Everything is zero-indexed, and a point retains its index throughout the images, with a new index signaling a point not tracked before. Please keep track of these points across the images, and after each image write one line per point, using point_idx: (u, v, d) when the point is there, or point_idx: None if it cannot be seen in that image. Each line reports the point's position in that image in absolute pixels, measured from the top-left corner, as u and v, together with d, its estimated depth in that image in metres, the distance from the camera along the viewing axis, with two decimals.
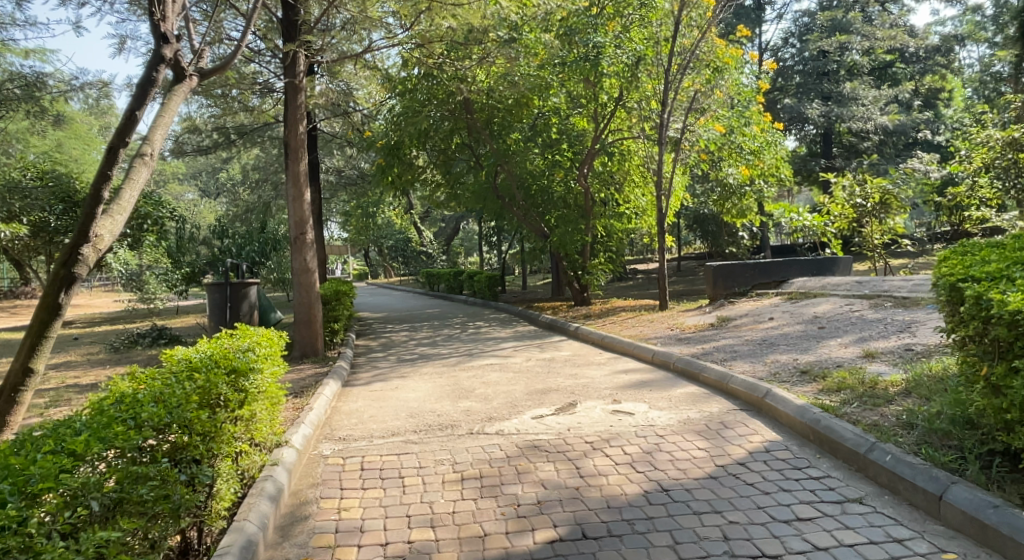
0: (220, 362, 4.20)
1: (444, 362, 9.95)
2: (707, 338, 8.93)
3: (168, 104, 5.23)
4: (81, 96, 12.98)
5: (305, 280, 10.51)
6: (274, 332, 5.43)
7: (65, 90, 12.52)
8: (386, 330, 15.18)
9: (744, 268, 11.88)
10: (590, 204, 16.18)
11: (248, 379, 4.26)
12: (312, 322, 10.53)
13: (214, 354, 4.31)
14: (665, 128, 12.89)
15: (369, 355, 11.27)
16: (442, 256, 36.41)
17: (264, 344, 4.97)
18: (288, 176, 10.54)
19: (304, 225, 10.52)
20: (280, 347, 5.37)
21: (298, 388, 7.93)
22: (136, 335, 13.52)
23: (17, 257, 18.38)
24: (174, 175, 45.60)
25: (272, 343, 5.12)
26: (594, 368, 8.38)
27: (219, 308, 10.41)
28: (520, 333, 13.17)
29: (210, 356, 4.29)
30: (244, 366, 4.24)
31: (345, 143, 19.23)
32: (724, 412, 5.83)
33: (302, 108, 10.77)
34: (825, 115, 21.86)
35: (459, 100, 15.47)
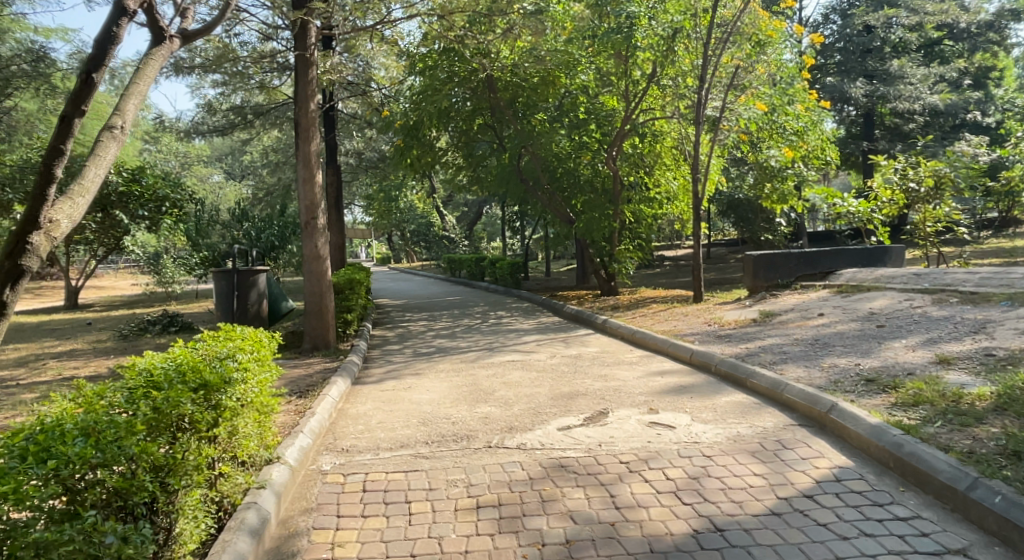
0: (186, 375, 3.52)
1: (464, 357, 9.27)
2: (751, 337, 8.12)
3: (144, 69, 4.61)
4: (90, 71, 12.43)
5: (316, 268, 9.82)
6: (262, 333, 4.73)
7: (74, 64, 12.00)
8: (404, 319, 14.53)
9: (788, 257, 11.03)
10: (620, 188, 15.33)
11: (223, 394, 3.59)
12: (323, 313, 9.86)
13: (182, 365, 3.59)
14: (703, 106, 12.03)
15: (384, 348, 10.62)
16: (464, 241, 35.74)
17: (248, 349, 4.27)
18: (298, 158, 9.87)
19: (315, 209, 9.83)
20: (269, 350, 4.68)
21: (303, 388, 7.28)
22: (146, 322, 12.83)
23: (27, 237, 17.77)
24: (198, 157, 45.36)
25: (259, 347, 4.43)
26: (626, 369, 7.62)
27: (226, 296, 9.74)
28: (544, 325, 12.44)
29: (178, 366, 3.57)
30: (217, 379, 3.55)
31: (365, 124, 18.57)
32: (780, 428, 5.05)
33: (314, 84, 10.05)
34: (869, 94, 20.80)
35: (482, 78, 14.71)
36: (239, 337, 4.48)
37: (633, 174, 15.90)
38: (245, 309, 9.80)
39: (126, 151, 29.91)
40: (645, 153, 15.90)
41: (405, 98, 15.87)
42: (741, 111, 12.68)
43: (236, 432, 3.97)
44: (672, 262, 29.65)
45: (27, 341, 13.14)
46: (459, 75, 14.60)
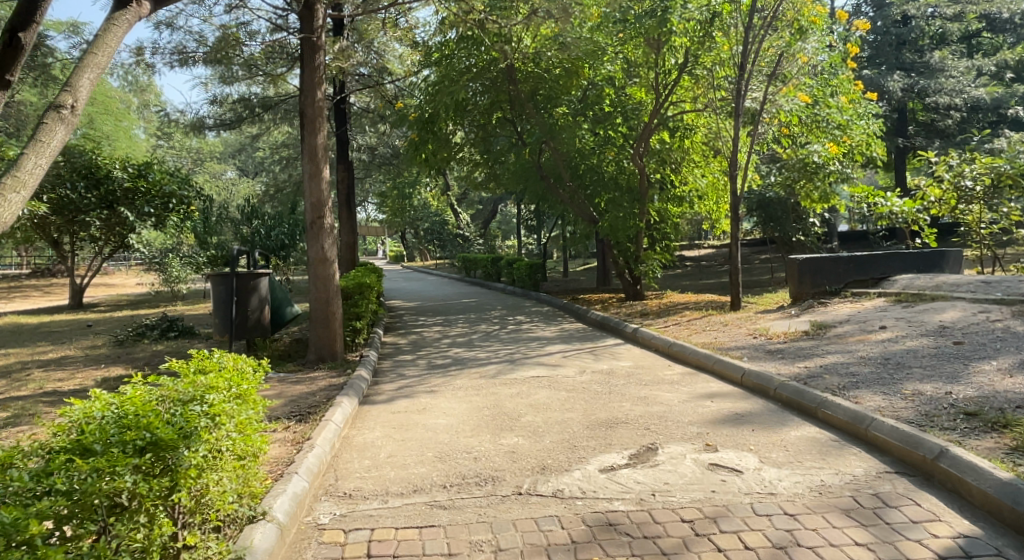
0: (130, 432, 2.75)
1: (483, 371, 8.43)
2: (807, 354, 7.21)
3: (102, 35, 3.85)
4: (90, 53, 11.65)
5: (322, 272, 8.99)
6: (243, 362, 3.90)
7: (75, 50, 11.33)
8: (418, 325, 13.71)
9: (836, 262, 10.11)
10: (646, 185, 14.42)
11: (185, 452, 2.81)
12: (330, 320, 9.02)
13: (127, 417, 2.82)
14: (742, 98, 11.12)
15: (396, 358, 9.80)
16: (479, 239, 34.97)
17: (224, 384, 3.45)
18: (304, 151, 9.05)
19: (322, 207, 8.99)
20: (254, 379, 3.85)
21: (305, 410, 6.45)
22: (144, 327, 12.04)
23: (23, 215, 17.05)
24: (211, 154, 44.81)
25: (237, 383, 3.60)
26: (667, 390, 6.73)
27: (224, 304, 8.92)
28: (568, 333, 11.58)
29: (121, 420, 2.81)
30: (172, 437, 2.77)
31: (379, 119, 17.81)
32: (874, 478, 4.16)
33: (321, 71, 9.20)
34: (908, 87, 19.87)
35: (503, 68, 13.90)
36: (213, 370, 3.64)
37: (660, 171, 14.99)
38: (246, 317, 9.00)
39: (135, 146, 29.29)
40: (675, 148, 14.92)
41: (419, 91, 15.01)
42: (784, 102, 11.67)
43: (203, 493, 3.13)
44: (693, 263, 28.70)
45: (18, 346, 12.38)
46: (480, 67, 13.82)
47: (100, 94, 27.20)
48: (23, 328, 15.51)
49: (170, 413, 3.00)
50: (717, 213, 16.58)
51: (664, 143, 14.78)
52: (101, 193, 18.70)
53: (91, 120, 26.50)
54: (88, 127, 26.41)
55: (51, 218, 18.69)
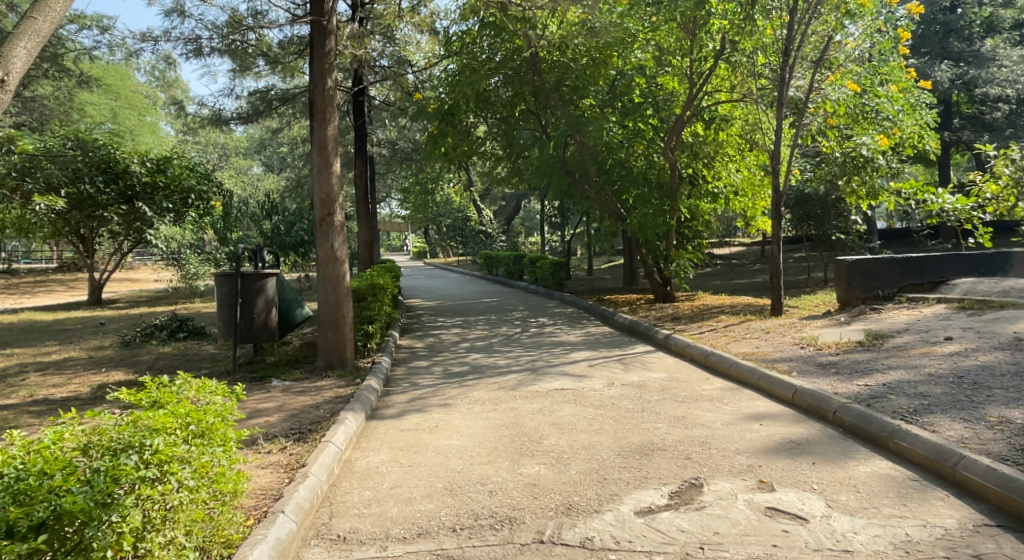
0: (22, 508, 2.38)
1: (502, 382, 7.77)
2: (865, 369, 6.46)
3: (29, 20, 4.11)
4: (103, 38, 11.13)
5: (333, 272, 8.38)
6: (208, 390, 3.48)
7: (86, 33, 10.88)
8: (436, 327, 13.08)
9: (888, 264, 9.38)
10: (678, 181, 13.70)
11: (94, 527, 2.45)
12: (340, 324, 8.39)
13: (23, 484, 2.47)
14: (786, 85, 10.34)
15: (410, 364, 9.17)
16: (501, 236, 34.31)
17: (175, 423, 2.99)
18: (313, 142, 8.45)
19: (332, 203, 8.40)
20: (222, 412, 3.39)
21: (305, 426, 5.83)
22: (152, 327, 11.34)
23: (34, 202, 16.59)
24: (235, 149, 44.57)
25: (196, 419, 3.12)
26: (708, 410, 6.00)
27: (229, 304, 8.37)
28: (594, 338, 10.88)
29: (18, 488, 2.45)
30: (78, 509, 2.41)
31: (400, 113, 17.24)
32: (973, 534, 3.45)
33: (332, 57, 8.57)
34: (957, 77, 18.92)
35: (527, 57, 13.23)
36: (169, 405, 3.17)
37: (692, 165, 14.20)
38: (251, 320, 8.39)
39: (159, 142, 29.02)
40: (707, 142, 13.99)
41: (441, 80, 14.37)
42: (831, 91, 11.01)
43: None
44: (722, 262, 27.79)
45: (24, 345, 11.89)
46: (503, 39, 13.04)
47: (123, 89, 26.95)
48: (35, 326, 15.12)
49: (89, 471, 2.61)
50: (754, 211, 15.78)
51: (698, 137, 13.97)
52: (120, 187, 18.35)
53: (115, 115, 26.26)
54: (112, 122, 26.15)
55: (70, 213, 18.41)
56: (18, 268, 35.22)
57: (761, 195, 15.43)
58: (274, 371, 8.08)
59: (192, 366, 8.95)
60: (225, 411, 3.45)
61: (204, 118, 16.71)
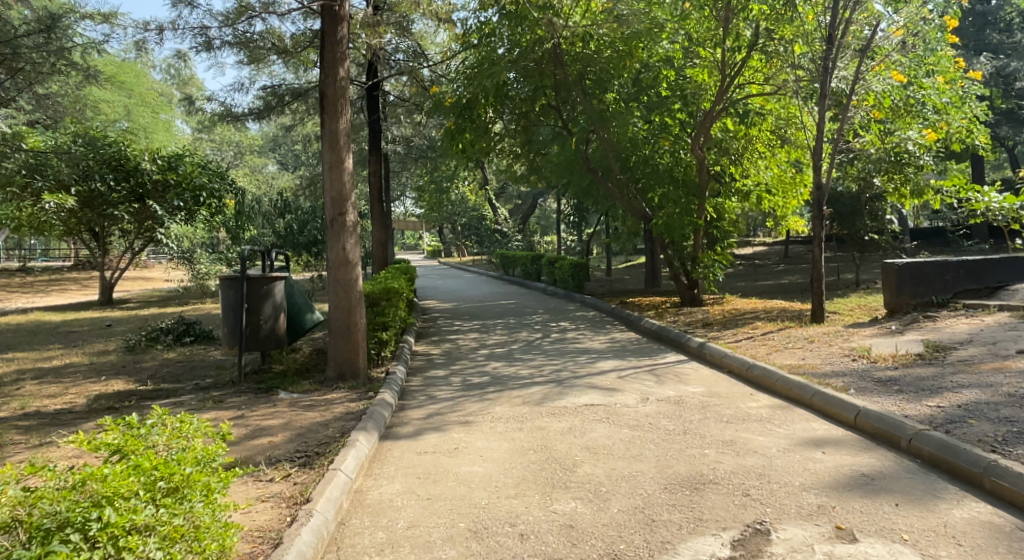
0: None
1: (526, 395, 7.20)
2: (932, 387, 5.86)
3: None
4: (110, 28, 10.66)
5: (343, 276, 7.82)
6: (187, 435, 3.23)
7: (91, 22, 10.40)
8: (453, 331, 12.51)
9: (939, 268, 8.86)
10: (706, 179, 13.08)
11: None
12: (353, 331, 7.81)
13: None
14: (829, 76, 9.78)
15: (427, 374, 8.63)
16: (517, 234, 33.69)
17: (132, 486, 2.70)
18: (323, 137, 7.88)
19: (344, 202, 7.85)
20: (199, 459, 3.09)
21: (312, 448, 5.27)
22: (157, 330, 10.78)
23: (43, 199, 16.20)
24: (250, 147, 44.19)
25: (163, 475, 2.81)
26: (759, 434, 5.40)
27: (233, 310, 7.70)
28: (620, 345, 10.28)
29: None
30: None
31: (417, 110, 16.72)
32: None
33: (344, 45, 8.01)
34: (998, 69, 18.28)
35: (549, 49, 12.59)
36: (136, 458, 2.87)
37: (721, 162, 13.74)
38: (256, 326, 7.77)
39: (173, 139, 28.63)
40: (738, 137, 13.71)
41: (459, 73, 13.78)
42: (875, 82, 10.56)
43: None
44: (745, 263, 27.08)
45: (25, 348, 11.39)
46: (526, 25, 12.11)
47: (137, 85, 26.57)
48: (42, 327, 14.67)
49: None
50: (785, 209, 15.29)
51: (727, 132, 13.60)
52: (131, 185, 17.94)
53: (129, 112, 25.87)
54: (127, 119, 25.80)
55: (80, 211, 17.99)
56: (32, 265, 34.95)
57: (792, 194, 14.83)
58: (281, 381, 7.51)
59: (196, 374, 8.41)
60: (201, 458, 3.14)
61: (215, 114, 16.23)
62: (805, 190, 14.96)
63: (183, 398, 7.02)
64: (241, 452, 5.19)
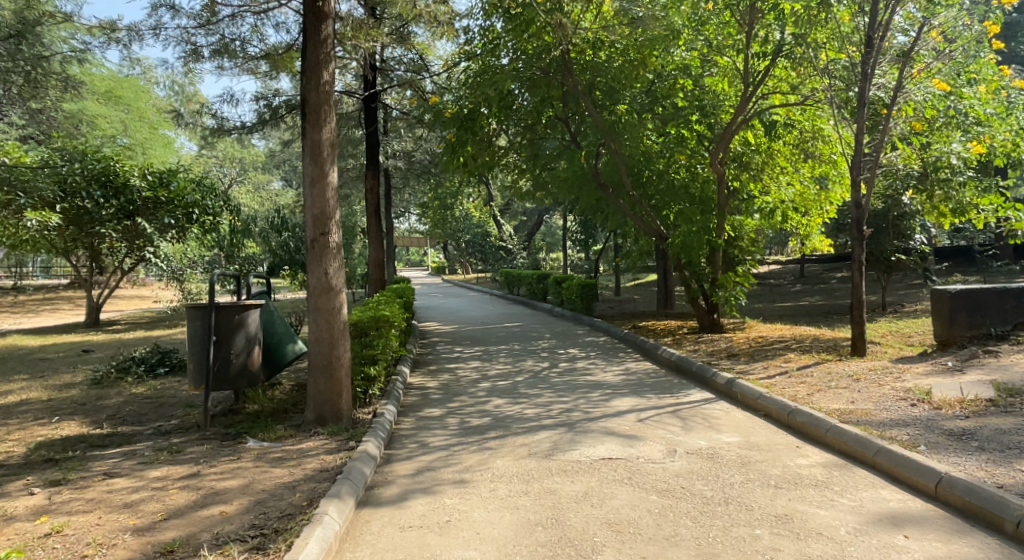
0: None
1: (533, 443, 6.24)
2: (1022, 446, 4.93)
3: None
4: (85, 32, 9.73)
5: (325, 304, 6.85)
6: None
7: (63, 23, 9.47)
8: (454, 359, 11.55)
9: (999, 297, 7.99)
10: (726, 195, 12.13)
11: None
12: (335, 369, 6.81)
13: None
14: (868, 83, 8.85)
15: (422, 413, 7.68)
16: (523, 252, 32.67)
17: None
18: (304, 149, 6.96)
19: (327, 221, 6.92)
20: None
21: (274, 519, 4.30)
22: (130, 360, 9.83)
23: (24, 214, 15.25)
24: (254, 164, 43.32)
25: None
26: (819, 508, 4.45)
27: (201, 345, 6.72)
28: (637, 378, 9.31)
29: None
30: None
31: (417, 124, 15.92)
32: None
33: (329, 45, 7.03)
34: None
35: (557, 56, 11.69)
36: None
37: (740, 177, 12.78)
38: (226, 361, 6.76)
39: (171, 154, 27.70)
40: (760, 151, 12.82)
41: (459, 83, 12.85)
42: (916, 90, 9.67)
43: None
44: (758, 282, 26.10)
45: None
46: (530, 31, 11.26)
47: (134, 99, 25.70)
48: (14, 353, 13.63)
49: None
50: (808, 227, 14.15)
51: (748, 146, 12.76)
52: (120, 203, 16.79)
53: (126, 127, 24.99)
54: (125, 134, 24.89)
55: (67, 229, 16.94)
56: (26, 284, 33.97)
57: (817, 210, 13.75)
58: (253, 425, 6.55)
59: (161, 414, 7.43)
60: None
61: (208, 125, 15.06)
62: (830, 208, 13.87)
63: (138, 446, 6.05)
64: (187, 527, 4.21)
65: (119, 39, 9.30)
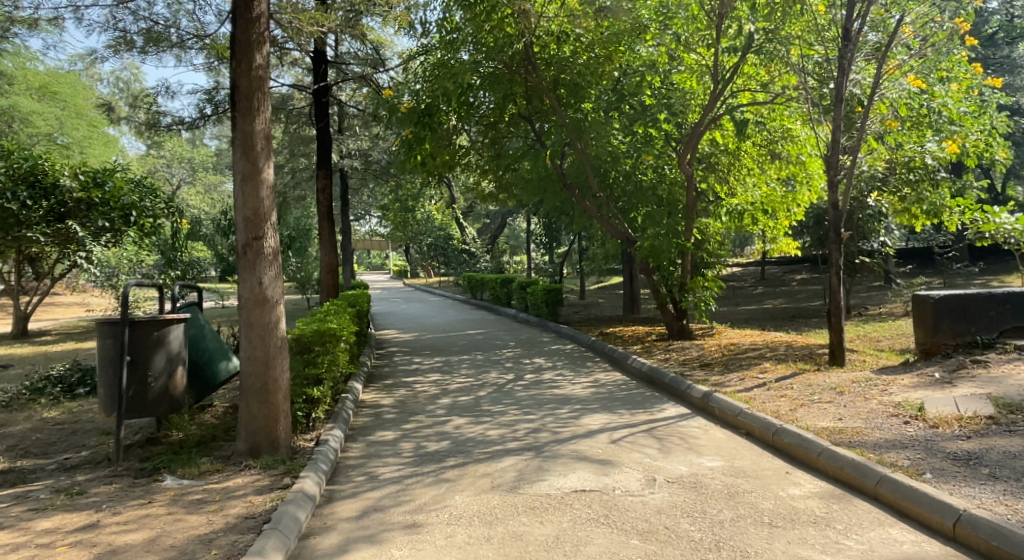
0: None
1: (497, 473, 5.58)
2: None
3: None
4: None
5: (259, 318, 6.07)
6: None
7: None
8: (411, 371, 10.81)
9: (984, 303, 7.57)
10: (694, 197, 11.69)
11: None
12: (270, 392, 6.04)
13: None
14: (844, 79, 8.39)
15: (372, 437, 6.94)
16: (486, 254, 31.87)
17: None
18: (234, 142, 6.18)
19: (260, 223, 6.13)
20: None
21: None
22: (48, 377, 8.97)
23: None
24: (205, 166, 41.69)
25: None
26: (823, 553, 3.87)
27: (114, 366, 5.95)
28: (606, 391, 8.70)
29: None
30: None
31: (374, 121, 15.07)
32: None
33: (263, 24, 6.27)
34: None
35: (519, 49, 11.01)
36: None
37: (708, 179, 12.57)
38: (143, 385, 6.00)
39: (114, 154, 26.30)
40: (727, 150, 12.53)
41: (413, 78, 12.07)
42: (890, 87, 9.28)
43: None
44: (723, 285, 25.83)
45: None
46: (490, 19, 10.59)
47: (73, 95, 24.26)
48: None
49: None
50: (776, 230, 13.72)
51: (716, 146, 12.53)
52: (49, 206, 14.50)
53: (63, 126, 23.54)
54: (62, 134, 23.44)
55: None
56: None
57: (785, 213, 13.32)
58: (174, 459, 5.79)
59: (73, 445, 6.58)
60: None
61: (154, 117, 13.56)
62: (799, 209, 13.41)
63: (35, 489, 5.22)
64: None
65: (29, 22, 8.40)
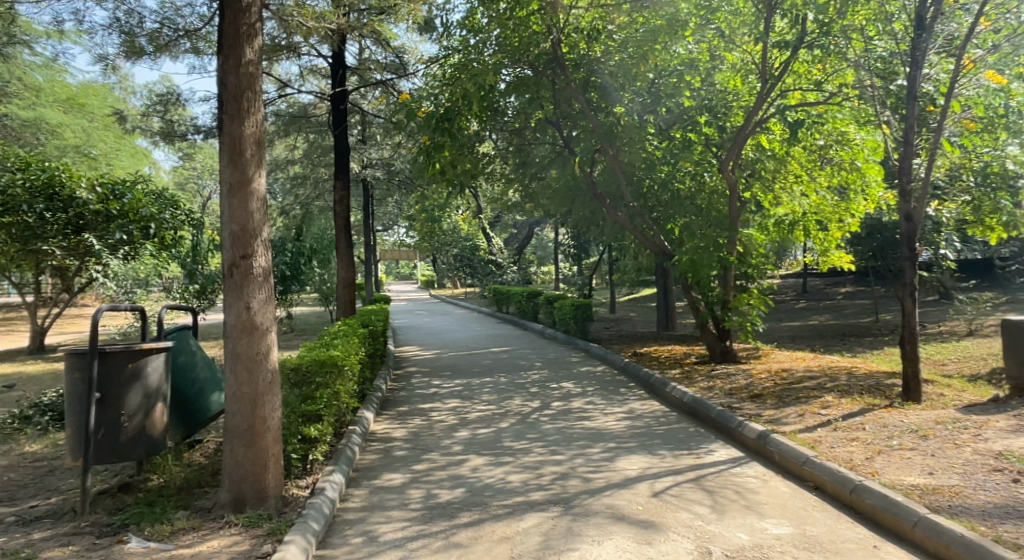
0: None
1: (517, 537, 4.68)
2: None
3: None
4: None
5: (246, 349, 5.27)
6: None
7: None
8: (429, 396, 9.96)
9: None
10: (738, 207, 10.68)
11: None
12: (258, 435, 5.24)
13: None
14: (918, 72, 7.36)
15: (378, 481, 6.10)
16: (513, 265, 30.88)
17: None
18: (221, 148, 5.42)
19: (250, 239, 5.35)
20: None
21: None
22: (39, 404, 8.26)
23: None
24: None
25: None
26: None
27: (81, 403, 5.20)
28: (644, 425, 7.76)
29: None
30: None
31: (394, 128, 14.26)
32: None
33: (254, 14, 5.51)
34: None
35: (547, 48, 10.17)
36: None
37: (753, 187, 11.61)
38: (115, 425, 5.25)
39: (139, 163, 25.93)
40: (775, 156, 11.59)
41: (434, 80, 11.22)
42: (966, 83, 8.12)
43: None
44: None
45: None
46: (515, 16, 9.78)
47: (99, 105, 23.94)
48: None
49: None
50: (826, 241, 12.62)
51: (764, 151, 11.61)
52: (67, 218, 13.07)
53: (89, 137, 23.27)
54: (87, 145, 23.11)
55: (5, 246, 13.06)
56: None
57: (838, 223, 12.27)
58: (146, 512, 5.03)
59: (46, 489, 5.85)
60: None
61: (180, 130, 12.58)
62: (853, 220, 12.24)
63: None
64: None
65: None
